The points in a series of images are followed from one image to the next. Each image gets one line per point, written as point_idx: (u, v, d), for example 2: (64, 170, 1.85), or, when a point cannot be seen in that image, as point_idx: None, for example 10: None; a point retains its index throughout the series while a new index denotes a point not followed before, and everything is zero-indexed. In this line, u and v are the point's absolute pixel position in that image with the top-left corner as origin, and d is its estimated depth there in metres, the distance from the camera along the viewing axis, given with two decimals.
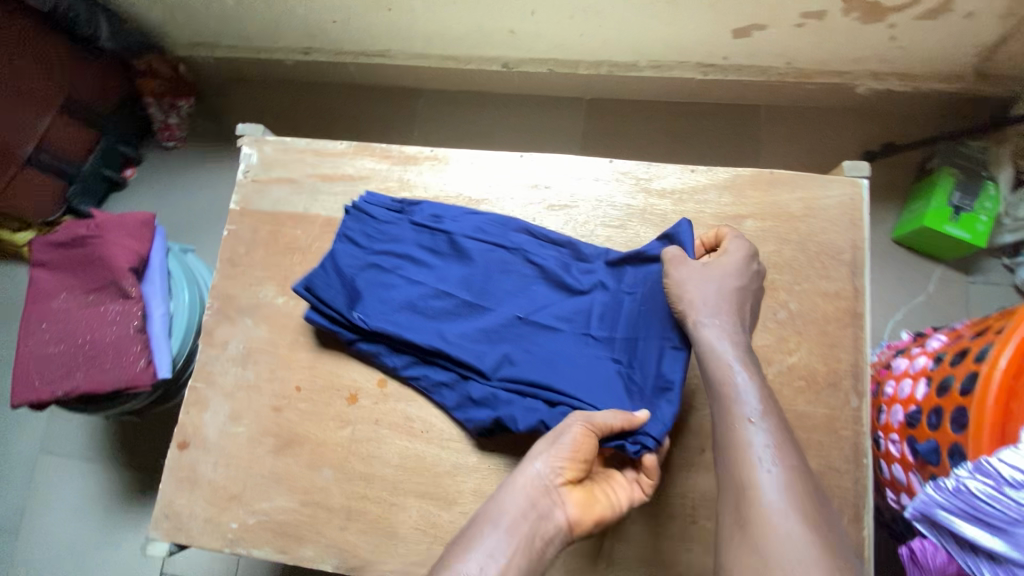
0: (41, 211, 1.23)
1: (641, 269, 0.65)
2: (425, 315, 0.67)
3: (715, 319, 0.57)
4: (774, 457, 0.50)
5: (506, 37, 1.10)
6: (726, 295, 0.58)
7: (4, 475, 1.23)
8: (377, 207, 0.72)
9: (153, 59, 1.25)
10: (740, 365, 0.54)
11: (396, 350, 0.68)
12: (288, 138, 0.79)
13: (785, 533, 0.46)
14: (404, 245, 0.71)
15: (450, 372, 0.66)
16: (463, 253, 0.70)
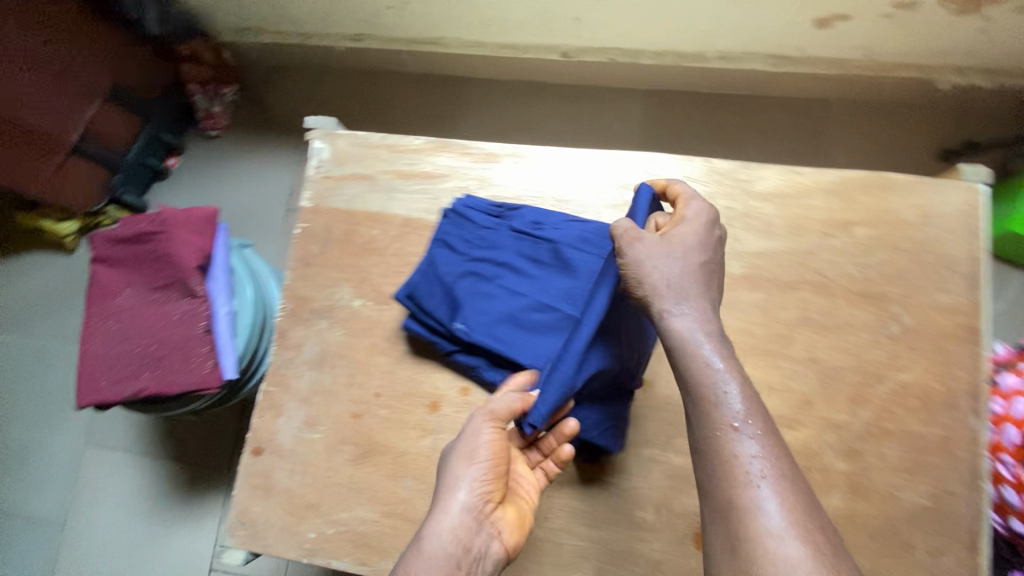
0: (85, 199, 1.21)
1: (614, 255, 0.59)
2: (525, 329, 0.63)
3: (679, 302, 0.53)
4: (763, 465, 0.46)
5: (569, 25, 1.05)
6: (690, 272, 0.54)
7: (52, 467, 1.22)
8: (477, 215, 0.69)
9: (197, 45, 1.19)
10: (716, 356, 0.50)
11: (496, 364, 0.64)
12: (362, 133, 0.76)
13: (782, 556, 0.42)
14: (504, 255, 0.67)
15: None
16: (563, 263, 0.66)
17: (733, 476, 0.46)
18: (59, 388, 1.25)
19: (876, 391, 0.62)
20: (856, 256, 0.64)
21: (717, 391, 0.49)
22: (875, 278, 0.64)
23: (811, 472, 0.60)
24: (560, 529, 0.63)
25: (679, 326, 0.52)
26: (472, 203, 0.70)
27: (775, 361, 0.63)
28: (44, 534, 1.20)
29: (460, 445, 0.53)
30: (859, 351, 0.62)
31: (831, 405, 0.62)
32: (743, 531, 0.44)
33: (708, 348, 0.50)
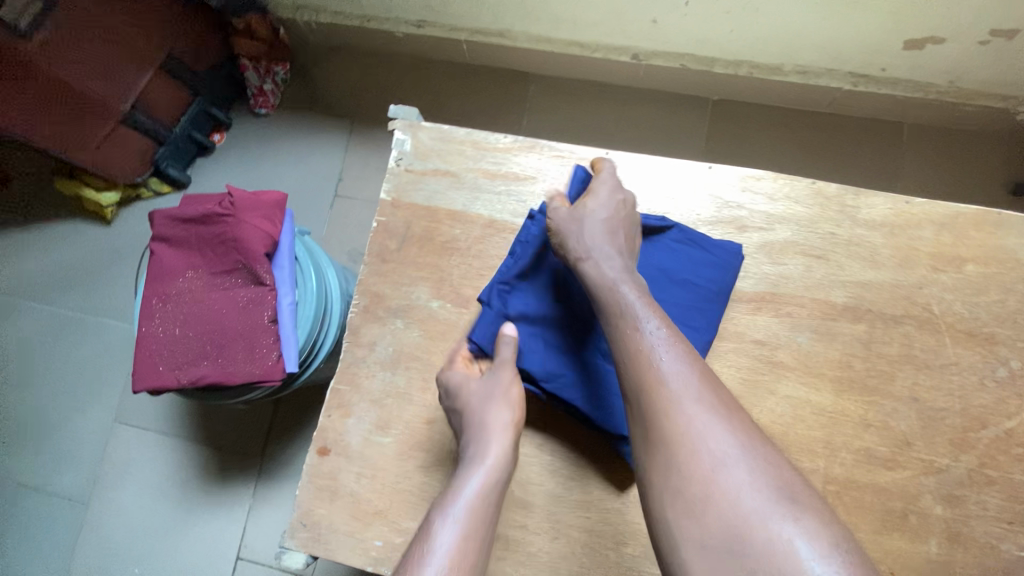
0: (129, 172, 1.19)
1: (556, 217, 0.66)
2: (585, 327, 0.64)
3: (592, 250, 0.58)
4: (665, 346, 0.51)
5: (646, 28, 1.02)
6: (601, 223, 0.60)
7: (79, 441, 1.20)
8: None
9: (253, 19, 1.17)
10: (617, 274, 0.56)
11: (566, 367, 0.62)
12: (446, 126, 0.73)
13: (692, 413, 0.47)
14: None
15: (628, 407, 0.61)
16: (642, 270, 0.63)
17: (642, 363, 0.50)
18: (91, 363, 1.22)
19: (979, 436, 0.59)
20: (966, 294, 0.62)
21: (619, 299, 0.54)
22: (985, 319, 0.61)
23: (908, 515, 0.58)
24: (639, 556, 0.61)
25: (591, 270, 0.57)
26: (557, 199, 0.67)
27: (876, 398, 0.61)
28: (67, 509, 1.18)
29: (492, 391, 0.60)
30: (964, 393, 0.60)
31: (932, 448, 0.59)
32: (656, 404, 0.48)
33: (611, 272, 0.57)
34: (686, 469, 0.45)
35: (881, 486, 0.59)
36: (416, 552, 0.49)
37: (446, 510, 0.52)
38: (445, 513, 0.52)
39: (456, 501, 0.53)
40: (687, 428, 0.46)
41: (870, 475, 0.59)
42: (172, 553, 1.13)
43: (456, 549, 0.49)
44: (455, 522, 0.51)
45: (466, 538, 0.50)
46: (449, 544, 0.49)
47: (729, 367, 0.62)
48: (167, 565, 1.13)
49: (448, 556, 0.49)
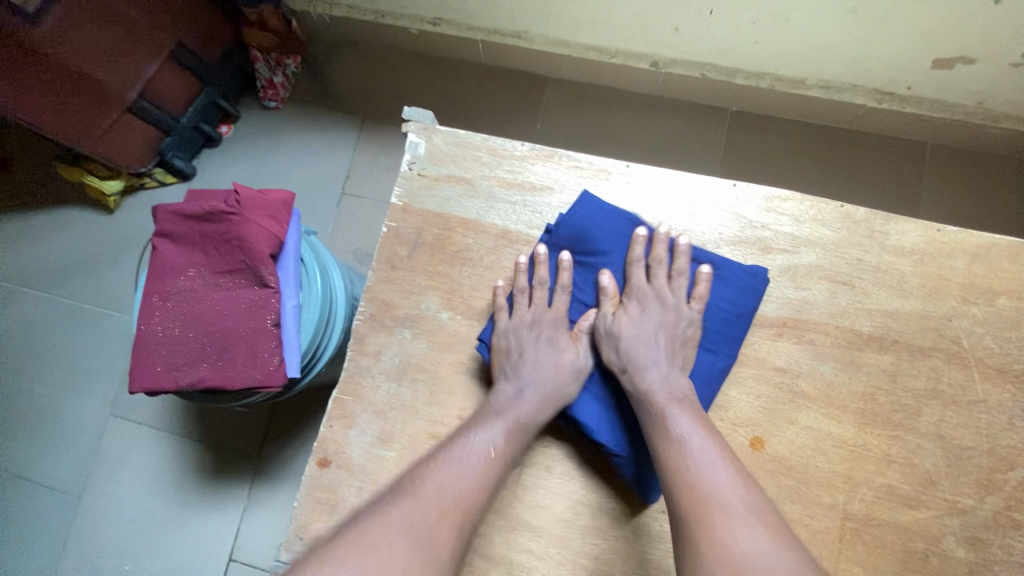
0: (134, 160, 1.16)
1: (580, 226, 0.64)
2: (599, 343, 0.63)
3: (628, 362, 0.60)
4: (705, 452, 0.53)
5: (668, 35, 0.99)
6: (639, 335, 0.60)
7: (72, 434, 1.18)
8: (582, 234, 0.64)
9: (265, 9, 1.13)
10: (655, 379, 0.58)
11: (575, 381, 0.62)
12: (462, 131, 0.71)
13: (735, 523, 0.49)
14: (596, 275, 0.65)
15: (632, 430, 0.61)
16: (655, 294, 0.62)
17: (684, 468, 0.52)
18: (88, 353, 1.20)
19: (1006, 478, 0.57)
20: (997, 328, 0.59)
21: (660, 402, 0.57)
22: (1016, 356, 0.59)
23: (929, 557, 0.56)
24: None
25: (628, 384, 0.59)
26: (578, 207, 0.64)
27: (900, 433, 0.58)
28: (58, 503, 1.16)
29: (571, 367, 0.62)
30: (993, 432, 0.58)
31: (958, 488, 0.57)
32: (700, 513, 0.50)
33: (649, 377, 0.58)
34: (724, 567, 0.47)
35: (902, 525, 0.57)
36: (439, 463, 0.55)
37: (479, 439, 0.57)
38: (477, 439, 0.57)
39: (490, 432, 0.57)
40: (729, 538, 0.48)
41: (891, 512, 0.57)
42: (164, 552, 1.11)
43: (475, 476, 0.55)
44: (483, 452, 0.56)
45: (486, 464, 0.56)
46: (465, 473, 0.55)
47: (747, 395, 0.60)
48: (157, 564, 1.11)
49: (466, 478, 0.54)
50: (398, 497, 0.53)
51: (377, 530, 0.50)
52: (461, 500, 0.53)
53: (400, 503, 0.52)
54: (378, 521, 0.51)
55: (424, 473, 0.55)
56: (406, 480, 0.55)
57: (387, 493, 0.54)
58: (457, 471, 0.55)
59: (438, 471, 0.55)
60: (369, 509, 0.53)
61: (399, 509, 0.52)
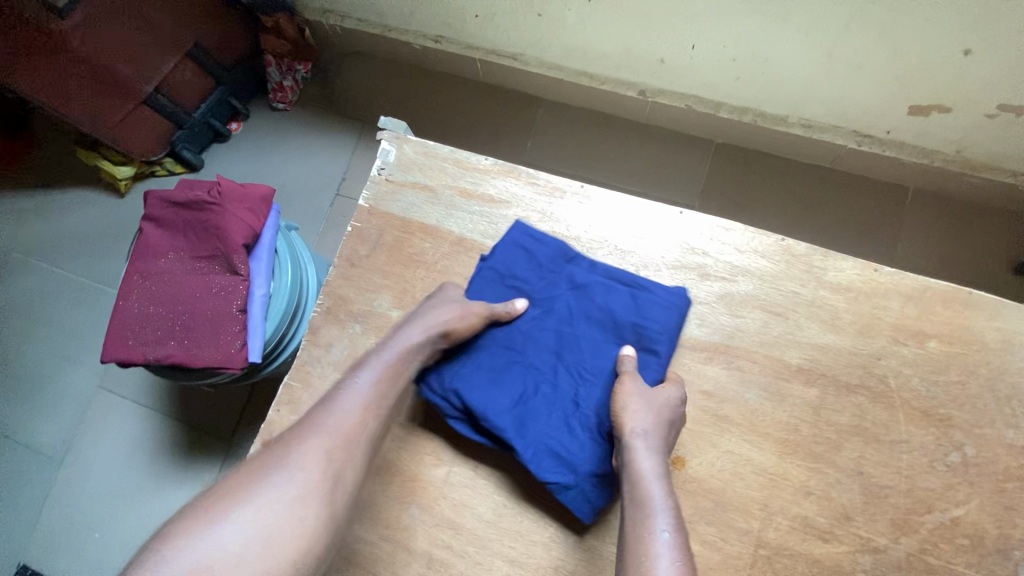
0: (146, 149, 1.23)
1: (512, 253, 0.68)
2: (530, 369, 0.63)
3: (642, 435, 0.55)
4: (671, 534, 0.50)
5: (654, 66, 1.03)
6: (654, 425, 0.56)
7: (61, 400, 1.24)
8: (515, 260, 0.67)
9: (282, 18, 1.22)
10: (652, 455, 0.55)
11: (506, 408, 0.60)
12: (431, 142, 0.75)
13: None
14: (529, 296, 0.67)
15: (563, 454, 0.59)
16: (583, 313, 0.65)
17: (642, 539, 0.50)
18: (87, 327, 1.27)
19: (922, 520, 0.57)
20: (927, 371, 0.60)
21: (646, 471, 0.54)
22: (942, 400, 0.59)
23: None
24: None
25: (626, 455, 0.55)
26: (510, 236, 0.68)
27: (819, 465, 0.59)
28: (39, 466, 1.22)
29: (445, 303, 0.63)
30: (912, 474, 0.58)
31: (872, 525, 0.57)
32: None
33: (648, 449, 0.55)
34: None
35: (814, 557, 0.57)
36: (315, 423, 0.54)
37: (358, 380, 0.57)
38: (353, 387, 0.57)
39: (367, 373, 0.58)
40: None
41: (804, 544, 0.58)
42: (131, 524, 1.16)
43: (359, 413, 0.55)
44: (365, 390, 0.57)
45: (361, 407, 0.56)
46: (340, 416, 0.55)
47: None
48: (126, 534, 1.16)
49: (352, 419, 0.55)
50: (273, 465, 0.51)
51: (270, 489, 0.49)
52: (353, 440, 0.54)
53: (290, 454, 0.51)
54: (270, 473, 0.50)
55: (308, 421, 0.54)
56: (289, 435, 0.53)
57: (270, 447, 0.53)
58: (342, 412, 0.55)
59: (323, 418, 0.54)
60: (250, 469, 0.51)
61: (289, 460, 0.51)
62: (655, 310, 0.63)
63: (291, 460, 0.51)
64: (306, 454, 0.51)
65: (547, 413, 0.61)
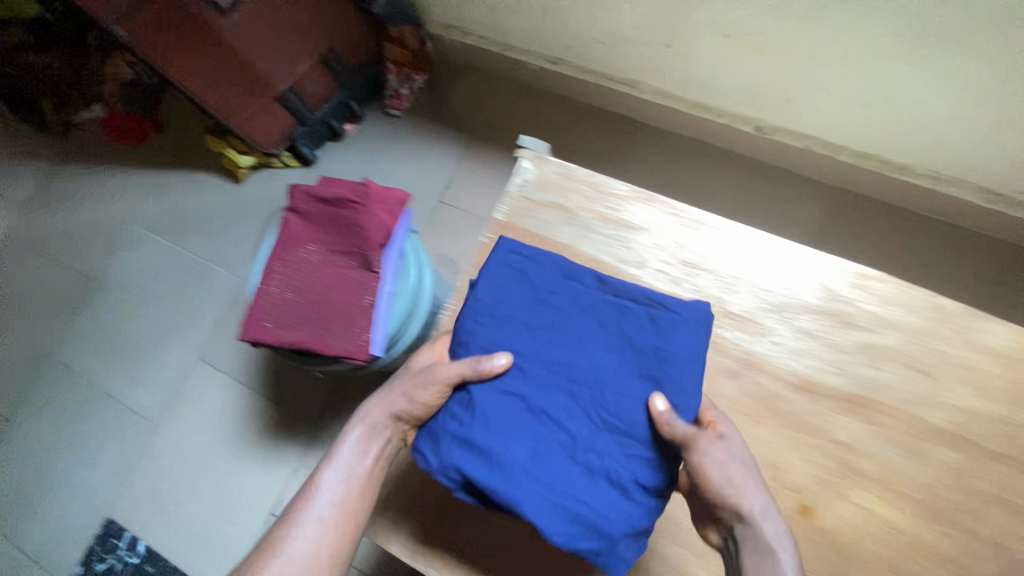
0: (270, 142, 1.32)
1: (502, 292, 0.65)
2: (536, 419, 0.58)
3: (768, 511, 0.55)
4: None
5: (777, 105, 1.05)
6: (762, 505, 0.56)
7: (163, 368, 1.33)
8: (508, 296, 0.65)
9: (407, 31, 1.30)
10: (779, 535, 0.54)
11: (519, 471, 0.55)
12: (571, 165, 0.77)
13: None
14: (527, 331, 0.63)
15: (591, 519, 0.54)
16: (579, 343, 0.62)
17: None
18: (193, 302, 1.36)
19: None
20: None
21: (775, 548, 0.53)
22: None
23: None
24: None
25: (748, 532, 0.55)
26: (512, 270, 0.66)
27: (957, 532, 0.59)
28: (138, 427, 1.31)
29: (404, 378, 0.68)
30: None
31: None
32: None
33: (773, 528, 0.54)
34: None
35: None
36: (290, 525, 0.60)
37: (321, 480, 0.63)
38: (321, 483, 0.63)
39: (331, 468, 0.64)
40: None
41: None
42: (218, 494, 1.23)
43: (328, 514, 0.61)
44: (331, 493, 0.62)
45: (330, 503, 0.61)
46: (311, 512, 0.61)
47: (804, 463, 0.62)
48: (211, 502, 1.22)
49: (321, 523, 0.60)
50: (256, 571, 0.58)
51: None
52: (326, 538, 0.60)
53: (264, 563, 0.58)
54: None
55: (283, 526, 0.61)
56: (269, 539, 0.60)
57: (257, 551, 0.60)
58: (310, 515, 0.61)
59: (294, 524, 0.60)
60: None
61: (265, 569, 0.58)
62: (670, 335, 0.60)
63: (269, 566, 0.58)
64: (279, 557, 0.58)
65: (567, 470, 0.56)
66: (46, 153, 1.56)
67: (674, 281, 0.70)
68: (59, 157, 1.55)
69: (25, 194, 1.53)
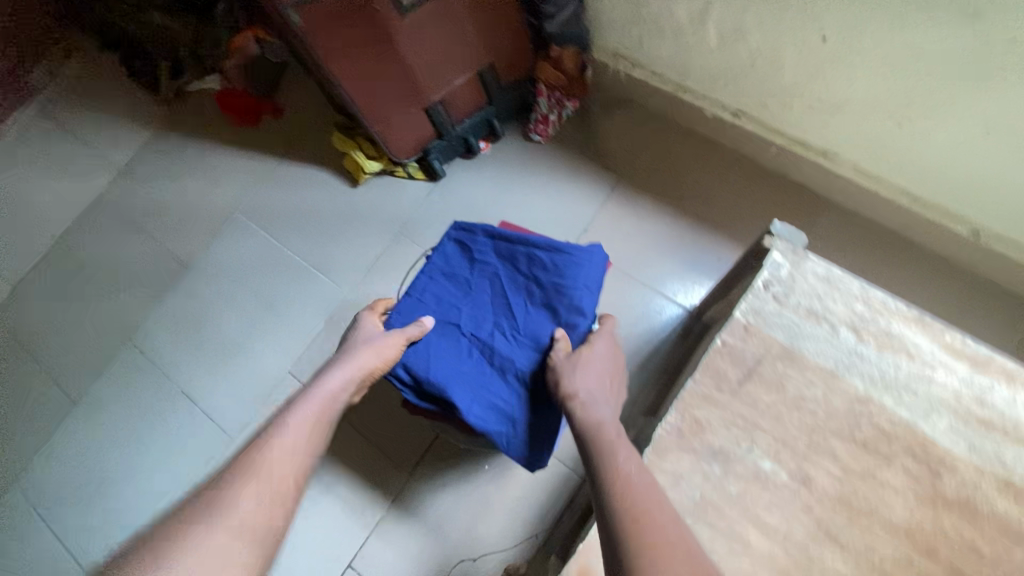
0: (403, 152, 1.21)
1: (450, 251, 0.79)
2: (460, 339, 0.75)
3: (589, 384, 0.67)
4: (628, 456, 0.56)
5: (1015, 214, 0.91)
6: (595, 388, 0.67)
7: (246, 372, 1.22)
8: (451, 253, 0.79)
9: (567, 52, 1.14)
10: (596, 404, 0.65)
11: (447, 377, 0.72)
12: (837, 269, 0.63)
13: (654, 529, 0.49)
14: (460, 275, 0.78)
15: (505, 412, 0.72)
16: (494, 281, 0.77)
17: (602, 457, 0.56)
18: (289, 304, 1.25)
19: None
20: None
21: (592, 410, 0.64)
22: None
23: None
24: None
25: (574, 404, 0.65)
26: (449, 233, 0.81)
27: None
28: (210, 430, 1.20)
29: (366, 336, 0.73)
30: None
31: None
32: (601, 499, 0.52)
33: (594, 401, 0.65)
34: (634, 557, 0.46)
35: None
36: (254, 459, 0.58)
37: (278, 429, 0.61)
38: (288, 421, 0.62)
39: (300, 408, 0.64)
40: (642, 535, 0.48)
41: None
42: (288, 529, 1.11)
43: (301, 447, 0.60)
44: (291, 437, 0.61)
45: (298, 439, 0.61)
46: (281, 447, 0.59)
47: None
48: None
49: (295, 454, 0.59)
50: (205, 507, 0.52)
51: (207, 527, 0.50)
52: (286, 481, 0.57)
53: (205, 508, 0.53)
54: (202, 533, 0.50)
55: (247, 469, 0.56)
56: (214, 487, 0.55)
57: (218, 486, 0.55)
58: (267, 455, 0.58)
59: (258, 460, 0.57)
60: (186, 521, 0.51)
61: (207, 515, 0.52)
62: (560, 279, 0.74)
63: (222, 509, 0.52)
64: (240, 500, 0.53)
65: (486, 378, 0.73)
66: (149, 117, 1.47)
67: (972, 446, 0.56)
68: (163, 123, 1.45)
69: (123, 157, 1.45)
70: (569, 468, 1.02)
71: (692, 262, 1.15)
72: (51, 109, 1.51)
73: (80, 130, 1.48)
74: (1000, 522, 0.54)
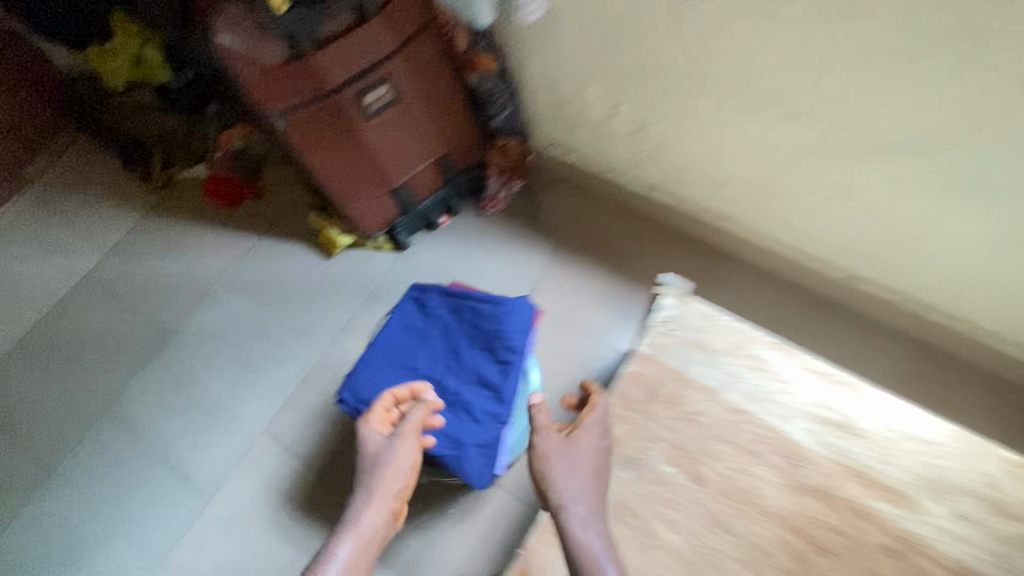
0: (373, 227, 1.37)
1: (408, 306, 0.93)
2: (416, 379, 0.89)
3: (577, 481, 0.66)
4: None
5: (874, 258, 1.11)
6: (583, 484, 0.66)
7: (222, 432, 1.30)
8: (408, 308, 0.93)
9: (511, 141, 1.38)
10: (583, 508, 0.65)
11: None
12: (714, 308, 0.80)
13: None
14: (416, 326, 0.92)
15: (453, 437, 0.85)
16: (445, 330, 0.91)
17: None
18: (266, 367, 1.35)
19: None
20: None
21: (579, 520, 0.64)
22: None
23: None
24: None
25: (558, 508, 0.65)
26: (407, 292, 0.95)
27: None
28: (184, 492, 1.25)
29: (382, 459, 0.74)
30: None
31: None
32: None
33: (582, 507, 0.65)
34: None
35: None
36: None
37: None
38: None
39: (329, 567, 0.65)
40: None
41: None
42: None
43: None
44: None
45: None
46: None
47: None
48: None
49: None
50: None
51: None
52: None
53: None
54: None
55: None
56: None
57: None
58: None
59: None
60: None
61: None
62: (499, 325, 0.89)
63: None
64: None
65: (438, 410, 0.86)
66: (138, 203, 1.61)
67: (825, 442, 0.70)
68: (151, 209, 1.60)
69: (112, 239, 1.57)
70: (523, 505, 1.11)
71: (629, 315, 1.31)
72: (45, 198, 1.64)
73: (72, 217, 1.61)
74: (850, 502, 0.68)
